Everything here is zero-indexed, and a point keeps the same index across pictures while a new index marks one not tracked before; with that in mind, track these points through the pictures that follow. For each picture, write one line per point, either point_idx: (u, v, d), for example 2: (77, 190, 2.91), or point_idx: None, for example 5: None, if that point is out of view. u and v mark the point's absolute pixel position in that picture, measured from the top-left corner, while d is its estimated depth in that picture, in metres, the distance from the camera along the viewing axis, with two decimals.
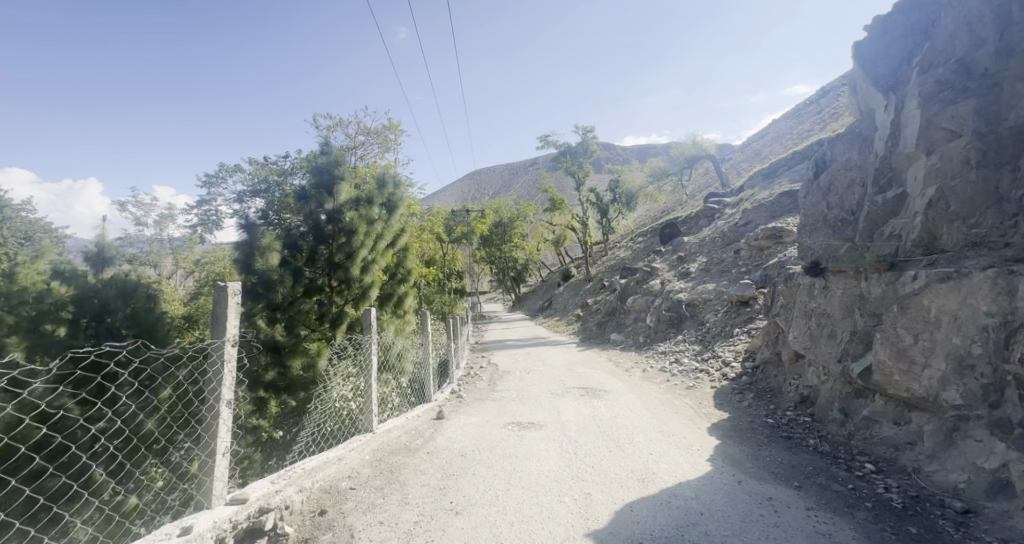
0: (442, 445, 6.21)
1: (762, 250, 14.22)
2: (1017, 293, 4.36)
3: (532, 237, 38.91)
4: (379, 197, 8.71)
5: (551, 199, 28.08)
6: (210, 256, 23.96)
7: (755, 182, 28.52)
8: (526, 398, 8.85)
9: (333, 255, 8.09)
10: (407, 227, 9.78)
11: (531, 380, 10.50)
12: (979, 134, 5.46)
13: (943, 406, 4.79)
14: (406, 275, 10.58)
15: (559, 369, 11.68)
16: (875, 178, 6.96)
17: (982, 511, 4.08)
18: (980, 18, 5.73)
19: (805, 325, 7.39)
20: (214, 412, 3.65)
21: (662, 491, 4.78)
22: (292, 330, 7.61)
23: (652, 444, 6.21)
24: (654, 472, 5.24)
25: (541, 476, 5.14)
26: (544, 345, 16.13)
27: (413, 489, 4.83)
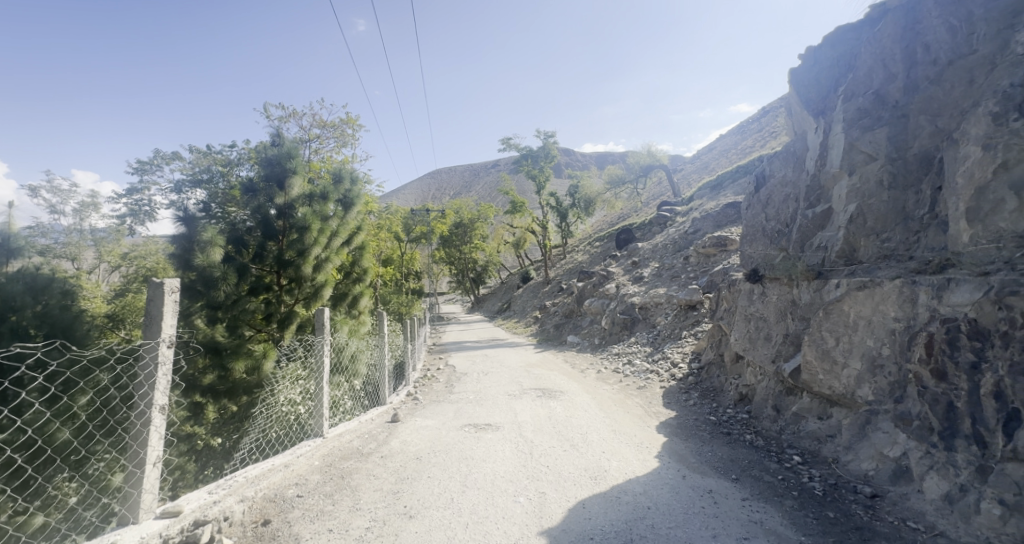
0: (396, 448, 6.32)
1: (709, 257, 15.10)
2: (918, 301, 4.94)
3: (492, 239, 39.06)
4: (334, 193, 8.67)
5: (511, 201, 28.21)
6: (140, 249, 22.39)
7: (703, 193, 29.91)
8: (483, 399, 9.06)
9: (283, 252, 7.97)
10: (363, 225, 9.79)
11: (488, 382, 10.70)
12: (891, 158, 6.14)
13: (858, 402, 5.40)
14: (361, 275, 10.46)
15: (516, 370, 11.96)
16: (806, 194, 7.66)
17: (886, 494, 4.64)
18: (892, 56, 6.45)
19: (745, 328, 8.01)
20: (144, 419, 3.57)
21: (612, 487, 5.12)
22: (236, 330, 7.33)
23: (606, 443, 6.54)
24: (607, 470, 5.58)
25: (497, 476, 5.36)
26: (502, 347, 16.34)
27: (366, 494, 4.93)
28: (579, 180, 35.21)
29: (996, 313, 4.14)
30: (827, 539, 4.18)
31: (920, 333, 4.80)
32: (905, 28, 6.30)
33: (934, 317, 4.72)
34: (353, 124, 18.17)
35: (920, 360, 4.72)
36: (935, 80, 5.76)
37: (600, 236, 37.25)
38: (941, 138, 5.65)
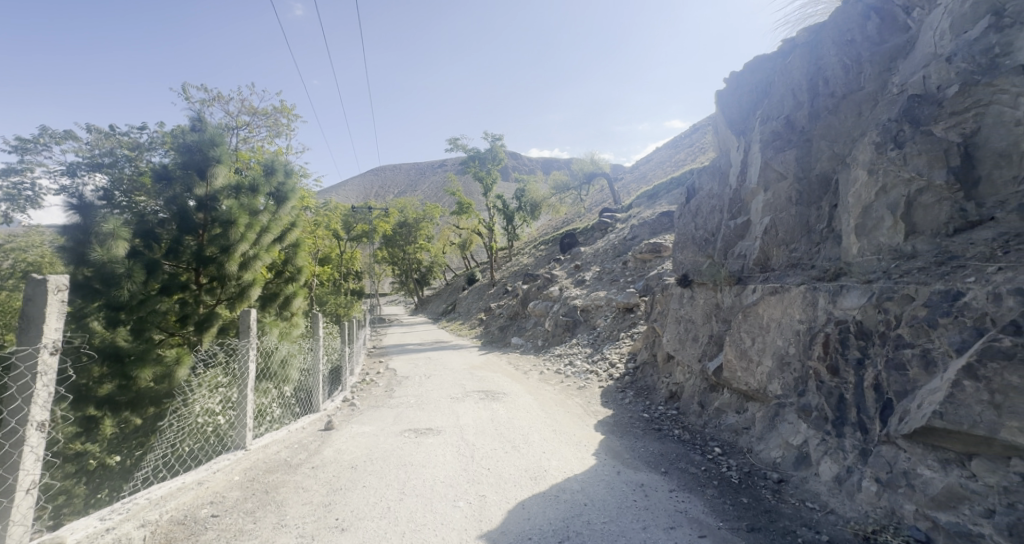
0: (329, 457, 6.21)
1: (645, 262, 15.94)
2: (817, 305, 5.55)
3: (438, 239, 38.71)
4: (265, 186, 8.40)
5: (458, 202, 28.04)
6: (25, 239, 19.78)
7: (641, 201, 31.36)
8: (425, 403, 9.07)
9: (203, 248, 7.58)
10: (297, 221, 9.57)
11: (430, 385, 10.71)
12: (798, 177, 6.85)
13: (769, 396, 6.00)
14: (294, 274, 10.20)
15: (459, 373, 12.03)
16: (729, 207, 8.36)
17: (790, 479, 5.19)
18: (799, 86, 7.16)
19: (675, 330, 8.58)
20: (16, 439, 3.20)
21: (552, 486, 5.37)
22: (141, 333, 6.83)
23: (546, 443, 6.82)
24: (547, 470, 5.83)
25: (436, 482, 5.46)
26: (446, 350, 16.29)
27: (293, 509, 4.81)
28: (525, 184, 35.71)
29: (876, 316, 4.71)
30: (741, 522, 4.64)
31: (819, 334, 5.39)
32: (809, 62, 7.06)
33: (830, 319, 5.29)
34: (288, 114, 17.32)
35: (820, 358, 5.30)
36: (832, 111, 6.50)
37: (545, 240, 38.03)
38: (837, 162, 6.39)
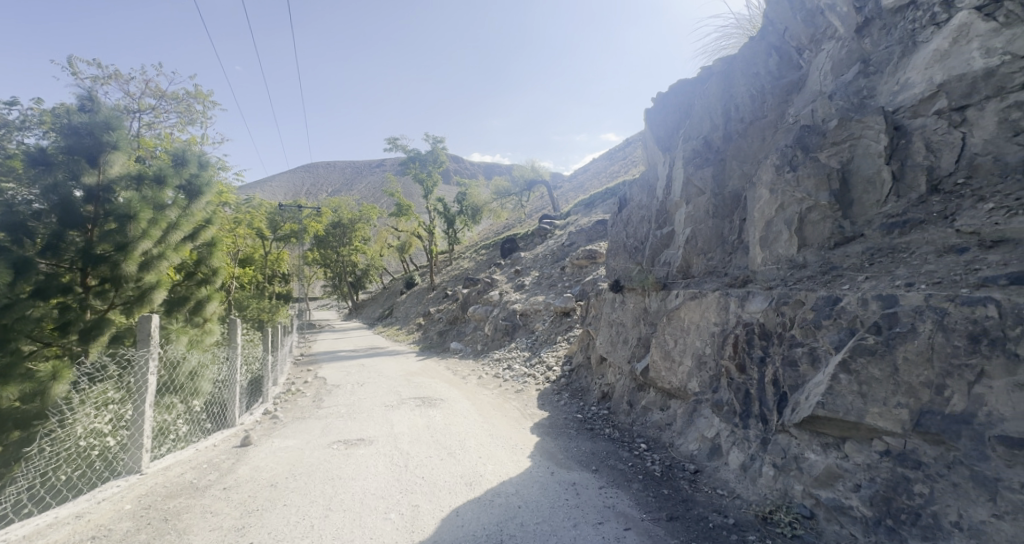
0: (245, 476, 5.85)
1: (582, 268, 16.56)
2: (727, 309, 6.08)
3: (376, 242, 37.68)
4: (174, 178, 7.23)
5: (396, 204, 27.52)
6: None
7: (579, 209, 32.42)
8: (356, 413, 8.90)
9: (94, 246, 6.38)
10: (214, 217, 8.83)
11: (363, 393, 10.49)
12: (714, 193, 7.48)
13: (689, 393, 6.49)
14: (208, 276, 9.43)
15: (397, 380, 11.85)
16: (657, 217, 8.96)
17: (705, 469, 5.63)
18: (715, 109, 7.86)
19: (608, 332, 9.05)
20: None
21: (487, 491, 5.53)
22: (5, 344, 5.57)
23: (481, 448, 6.97)
24: (482, 475, 5.99)
25: (366, 495, 5.40)
26: (381, 356, 15.92)
27: (199, 536, 4.46)
28: (466, 188, 35.71)
29: (776, 318, 5.15)
30: (662, 512, 5.02)
31: (728, 335, 5.93)
32: (724, 88, 7.78)
33: (739, 321, 5.79)
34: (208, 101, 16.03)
35: (730, 357, 5.79)
36: (742, 134, 7.22)
37: (486, 245, 38.18)
38: (745, 180, 7.07)
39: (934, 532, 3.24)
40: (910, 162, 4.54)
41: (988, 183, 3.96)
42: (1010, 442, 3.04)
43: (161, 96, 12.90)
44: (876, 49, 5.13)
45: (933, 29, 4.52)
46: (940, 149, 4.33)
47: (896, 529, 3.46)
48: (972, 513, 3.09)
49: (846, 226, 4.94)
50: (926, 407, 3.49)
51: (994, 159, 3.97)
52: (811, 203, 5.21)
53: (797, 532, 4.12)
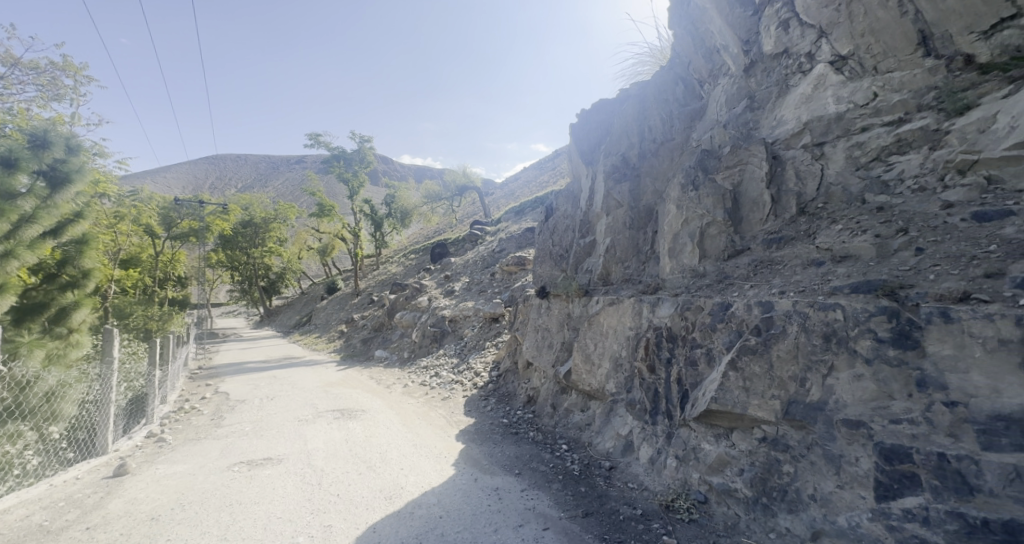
0: (116, 512, 5.20)
1: (511, 274, 16.86)
2: (639, 313, 6.50)
3: (295, 244, 35.56)
4: (29, 163, 6.35)
5: (317, 204, 26.15)
6: None
7: (510, 216, 32.96)
8: (264, 430, 8.35)
9: None
10: (88, 211, 7.99)
11: (273, 408, 9.88)
12: (630, 205, 7.93)
13: (607, 394, 6.82)
14: (79, 279, 8.47)
15: (312, 392, 11.30)
16: (580, 227, 9.40)
17: (618, 465, 5.93)
18: (631, 128, 8.46)
19: (534, 338, 9.29)
20: None
21: (407, 504, 5.52)
22: None
23: (403, 459, 6.91)
24: (402, 487, 5.96)
25: (271, 519, 5.15)
26: (295, 367, 15.02)
27: None
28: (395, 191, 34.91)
29: (681, 322, 5.53)
30: (578, 509, 5.28)
31: (640, 340, 6.34)
32: (638, 110, 8.44)
33: (650, 326, 6.18)
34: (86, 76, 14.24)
35: (642, 358, 6.14)
36: (654, 154, 7.85)
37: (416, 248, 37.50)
38: (657, 195, 7.68)
39: (797, 505, 3.76)
40: (785, 187, 5.25)
41: (840, 207, 4.68)
42: (852, 423, 3.56)
43: (14, 65, 11.37)
44: (759, 87, 5.88)
45: (800, 76, 5.33)
46: (806, 177, 5.08)
47: (769, 505, 3.98)
48: (823, 485, 3.63)
49: (737, 239, 5.52)
50: (794, 398, 3.99)
51: (843, 188, 4.73)
52: (709, 219, 5.73)
53: (694, 516, 4.55)
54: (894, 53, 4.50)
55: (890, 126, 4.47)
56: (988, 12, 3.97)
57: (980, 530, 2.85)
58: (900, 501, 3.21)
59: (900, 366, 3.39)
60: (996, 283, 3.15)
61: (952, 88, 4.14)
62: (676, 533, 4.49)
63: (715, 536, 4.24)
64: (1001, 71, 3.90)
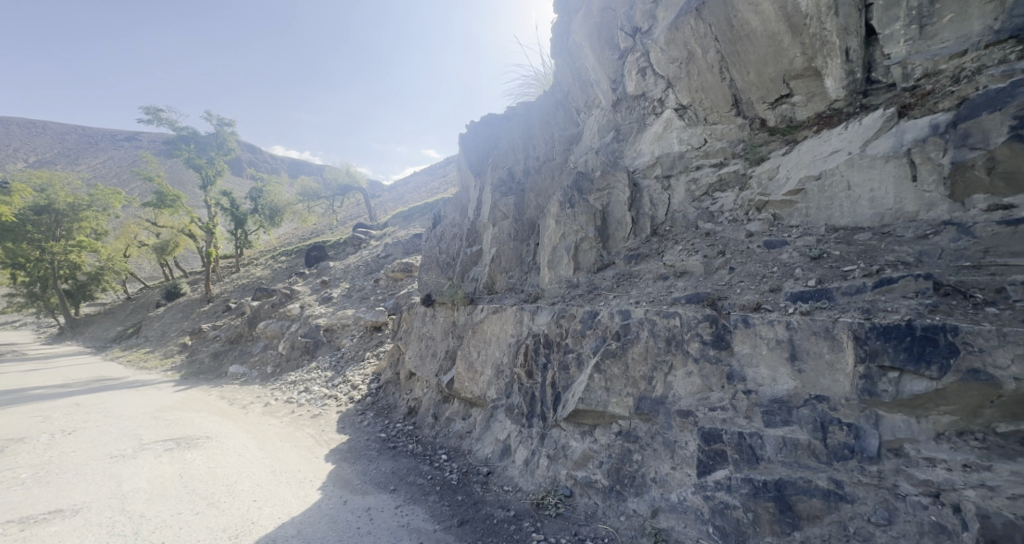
0: None
1: (397, 281, 16.42)
2: (520, 320, 6.56)
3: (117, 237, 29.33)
4: None
5: (154, 191, 22.22)
6: None
7: (399, 221, 32.12)
8: (53, 472, 6.78)
9: None
10: None
11: (74, 442, 8.10)
12: (515, 217, 8.27)
13: (487, 401, 6.73)
14: None
15: (131, 419, 9.57)
16: (467, 235, 9.56)
17: (496, 469, 5.98)
18: (518, 146, 9.01)
19: (418, 347, 8.97)
20: None
21: (261, 541, 5.17)
22: None
23: (257, 489, 6.34)
24: (253, 522, 5.52)
25: None
26: (109, 392, 12.46)
27: None
28: (268, 185, 31.74)
29: (557, 329, 5.84)
30: (453, 519, 5.35)
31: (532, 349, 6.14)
32: (524, 129, 9.04)
33: (530, 332, 6.32)
34: None
35: (523, 364, 6.22)
36: (537, 171, 8.39)
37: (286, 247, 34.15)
38: (538, 209, 8.10)
39: (642, 487, 4.34)
40: (642, 211, 6.04)
41: (681, 231, 5.54)
42: (684, 413, 4.23)
43: None
44: (624, 121, 6.69)
45: (654, 117, 6.21)
46: (657, 204, 5.93)
47: (621, 491, 4.49)
48: (662, 468, 4.24)
49: (605, 254, 6.11)
50: (643, 394, 4.59)
51: (683, 215, 5.60)
52: (583, 234, 6.22)
53: (560, 510, 4.85)
54: (717, 109, 5.44)
55: (715, 168, 5.46)
56: (775, 87, 4.91)
57: (762, 491, 3.60)
58: (713, 475, 3.90)
59: (717, 363, 4.14)
60: (777, 296, 4.03)
61: (754, 143, 5.21)
62: (544, 528, 4.75)
63: (577, 526, 4.60)
64: (782, 134, 4.99)
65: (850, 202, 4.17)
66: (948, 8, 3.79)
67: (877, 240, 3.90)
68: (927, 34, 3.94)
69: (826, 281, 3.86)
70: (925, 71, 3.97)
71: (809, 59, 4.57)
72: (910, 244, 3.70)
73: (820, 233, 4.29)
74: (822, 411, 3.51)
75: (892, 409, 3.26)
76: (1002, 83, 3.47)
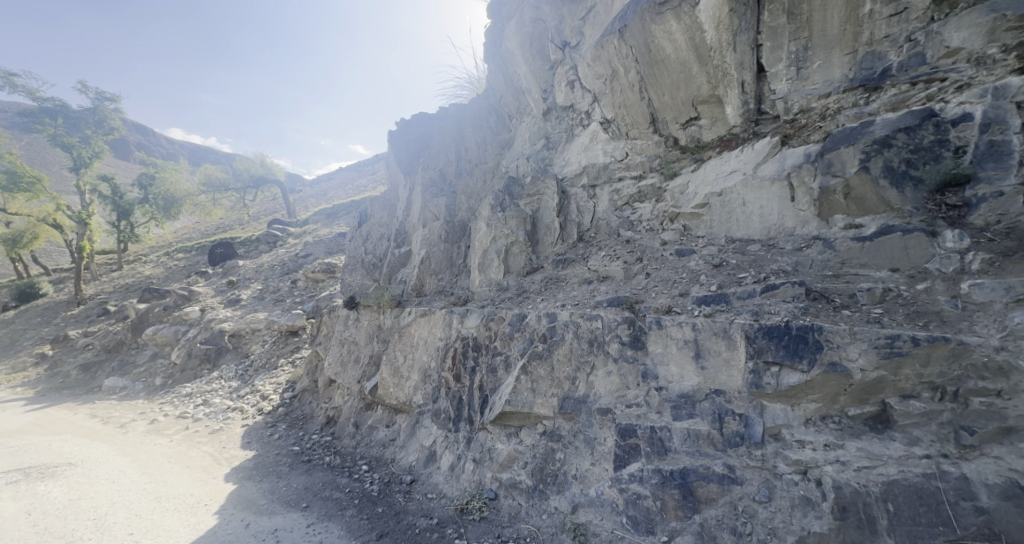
0: None
1: (317, 282, 15.64)
2: (449, 323, 6.54)
3: None
4: None
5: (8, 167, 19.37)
6: None
7: (321, 218, 30.55)
8: None
9: None
10: None
11: None
12: (446, 219, 8.19)
13: (413, 406, 6.62)
14: None
15: None
16: (396, 235, 9.35)
17: (420, 477, 5.89)
18: (449, 147, 8.99)
19: (339, 352, 8.65)
20: None
21: None
22: None
23: (135, 520, 5.84)
24: None
25: None
26: None
27: None
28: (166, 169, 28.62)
29: (486, 332, 5.90)
30: (372, 533, 5.22)
31: (461, 352, 6.15)
32: (456, 131, 9.06)
33: (459, 336, 6.32)
34: None
35: (451, 368, 6.22)
36: (469, 174, 8.46)
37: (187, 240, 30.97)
38: (469, 213, 8.10)
39: (564, 485, 4.51)
40: (569, 217, 6.30)
41: (604, 238, 5.85)
42: (603, 411, 4.48)
43: None
44: (554, 130, 6.93)
45: (581, 128, 6.51)
46: (584, 211, 6.21)
47: (544, 490, 4.63)
48: (582, 465, 4.45)
49: (534, 258, 6.28)
50: (567, 394, 4.78)
51: (607, 223, 5.93)
52: (513, 238, 6.34)
53: (485, 513, 4.89)
54: (637, 125, 5.83)
55: (635, 180, 5.84)
56: (685, 110, 5.35)
57: (669, 479, 3.90)
58: (627, 468, 4.16)
59: (634, 362, 4.42)
60: (685, 301, 4.39)
61: (667, 159, 5.63)
62: (467, 533, 4.77)
63: (501, 528, 4.67)
64: (691, 153, 5.44)
65: (744, 217, 4.67)
66: (817, 55, 4.48)
67: (765, 251, 4.39)
68: (803, 75, 4.58)
69: (725, 286, 4.27)
70: (800, 107, 4.58)
71: (713, 88, 5.03)
72: (791, 255, 4.21)
73: (721, 244, 4.74)
74: (720, 404, 3.88)
75: (773, 400, 3.67)
76: (854, 123, 4.16)
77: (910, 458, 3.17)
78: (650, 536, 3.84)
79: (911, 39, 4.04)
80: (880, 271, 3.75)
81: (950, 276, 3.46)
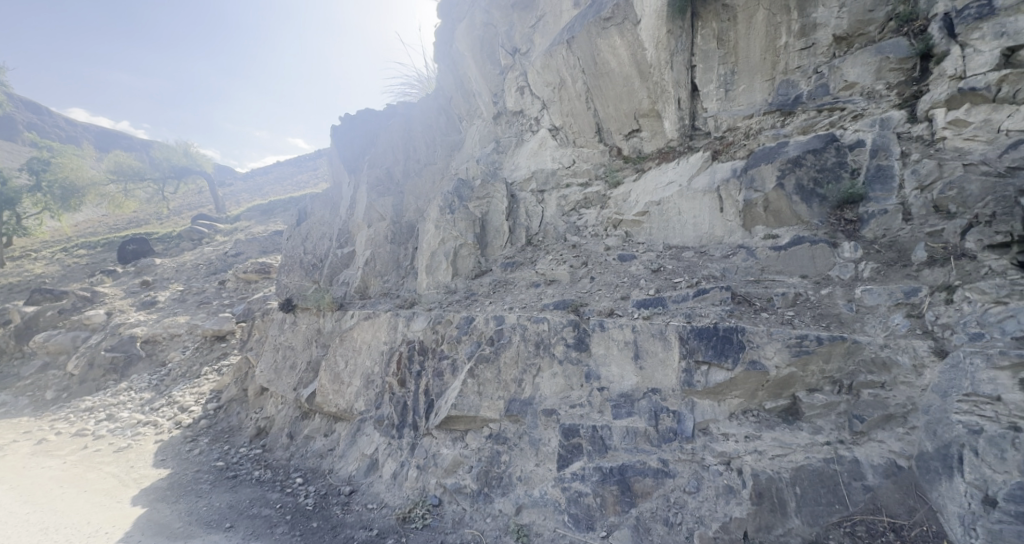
0: None
1: (249, 283, 14.81)
2: (394, 327, 6.42)
3: None
4: None
5: None
6: None
7: (255, 215, 28.96)
8: None
9: None
10: None
11: None
12: (394, 220, 8.04)
13: (355, 413, 6.42)
14: None
15: None
16: (338, 236, 9.08)
17: (359, 487, 5.72)
18: (396, 146, 8.85)
19: (272, 358, 8.24)
20: None
21: None
22: None
23: None
24: None
25: None
26: None
27: None
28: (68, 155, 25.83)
29: (432, 336, 5.85)
30: None
31: (405, 356, 6.05)
32: (405, 131, 8.94)
33: (404, 339, 6.21)
34: None
35: (394, 373, 6.09)
36: (418, 174, 8.37)
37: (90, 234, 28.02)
38: (417, 215, 7.97)
39: (509, 488, 4.54)
40: (518, 220, 6.39)
41: (551, 242, 5.98)
42: (548, 412, 4.58)
43: None
44: (504, 134, 7.02)
45: (531, 134, 6.63)
46: (532, 215, 6.32)
47: (489, 494, 4.62)
48: (527, 466, 4.52)
49: (482, 261, 6.30)
50: (513, 396, 4.85)
51: (554, 228, 6.06)
52: (462, 241, 6.33)
53: (428, 521, 4.82)
54: (584, 134, 6.03)
55: (581, 187, 6.02)
56: (627, 122, 5.59)
57: (609, 476, 4.05)
58: (570, 467, 4.28)
59: (578, 363, 4.56)
60: (626, 304, 4.59)
61: (612, 167, 5.86)
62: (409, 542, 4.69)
63: (444, 534, 4.62)
64: (633, 163, 5.70)
65: (680, 225, 4.95)
66: (742, 80, 4.85)
67: (698, 257, 4.67)
68: (730, 96, 4.93)
69: (661, 290, 4.50)
70: (728, 126, 4.92)
71: (651, 103, 5.30)
72: (720, 262, 4.51)
73: (660, 250, 4.99)
74: (656, 402, 4.08)
75: (702, 396, 3.92)
76: (772, 143, 4.53)
77: (814, 445, 3.49)
78: (590, 533, 3.95)
79: (818, 71, 4.49)
80: (793, 277, 4.11)
81: (847, 282, 3.86)
